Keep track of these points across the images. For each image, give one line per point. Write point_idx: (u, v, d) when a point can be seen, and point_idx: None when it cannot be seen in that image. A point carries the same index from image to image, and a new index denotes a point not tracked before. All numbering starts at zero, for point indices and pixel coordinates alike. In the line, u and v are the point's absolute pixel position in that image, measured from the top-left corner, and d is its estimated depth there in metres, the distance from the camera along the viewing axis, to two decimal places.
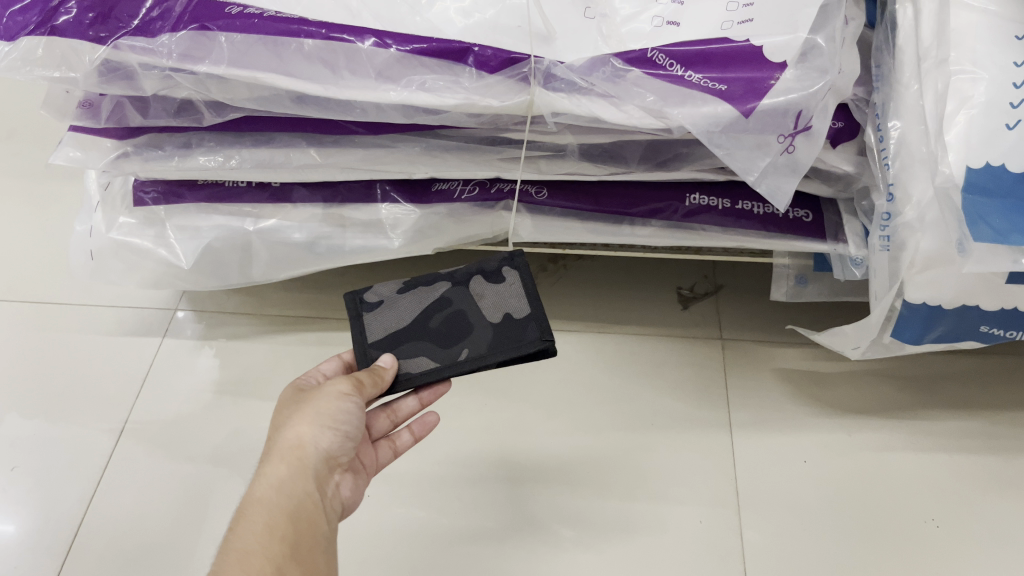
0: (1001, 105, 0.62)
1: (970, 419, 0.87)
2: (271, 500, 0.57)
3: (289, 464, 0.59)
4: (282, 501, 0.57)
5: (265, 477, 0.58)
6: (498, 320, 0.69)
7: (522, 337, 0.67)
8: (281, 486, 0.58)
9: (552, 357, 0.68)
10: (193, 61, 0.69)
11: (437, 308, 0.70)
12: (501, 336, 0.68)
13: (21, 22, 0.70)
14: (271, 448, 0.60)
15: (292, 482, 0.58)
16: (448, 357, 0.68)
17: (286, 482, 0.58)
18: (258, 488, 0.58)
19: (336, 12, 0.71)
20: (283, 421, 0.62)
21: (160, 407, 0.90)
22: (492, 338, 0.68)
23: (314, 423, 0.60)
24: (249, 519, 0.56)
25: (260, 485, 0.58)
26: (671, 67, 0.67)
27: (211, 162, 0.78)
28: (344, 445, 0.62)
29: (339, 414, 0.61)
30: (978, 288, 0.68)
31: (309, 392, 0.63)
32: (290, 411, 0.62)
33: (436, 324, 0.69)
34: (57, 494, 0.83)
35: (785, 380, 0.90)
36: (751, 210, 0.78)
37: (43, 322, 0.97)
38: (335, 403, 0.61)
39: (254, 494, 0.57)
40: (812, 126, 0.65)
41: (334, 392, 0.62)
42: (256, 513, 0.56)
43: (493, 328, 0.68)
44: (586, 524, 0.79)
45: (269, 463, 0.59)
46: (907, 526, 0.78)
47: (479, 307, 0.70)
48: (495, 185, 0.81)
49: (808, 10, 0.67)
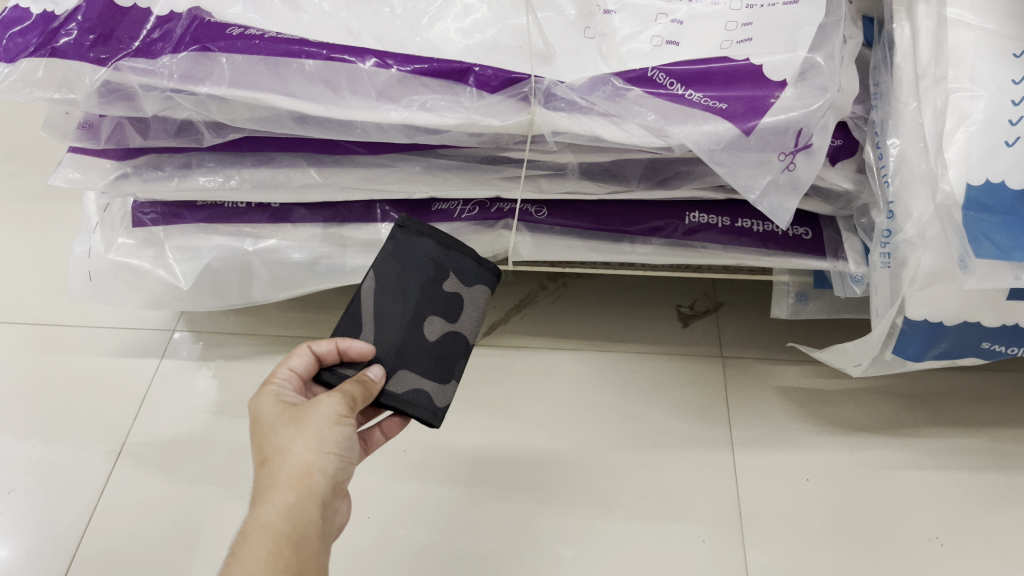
0: (1000, 122, 0.62)
1: (972, 437, 0.86)
2: (277, 529, 0.53)
3: (296, 491, 0.55)
4: (288, 530, 0.53)
5: (270, 504, 0.54)
6: (407, 255, 0.68)
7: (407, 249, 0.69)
8: (289, 515, 0.54)
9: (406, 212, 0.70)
10: (194, 82, 0.69)
11: (425, 322, 0.68)
12: (388, 245, 0.69)
13: (21, 43, 0.71)
14: (274, 470, 0.56)
15: (299, 510, 0.54)
16: (362, 304, 0.68)
17: (293, 509, 0.54)
18: (262, 516, 0.53)
19: (336, 33, 0.72)
20: (283, 442, 0.57)
21: (158, 427, 0.89)
22: (386, 255, 0.68)
23: (320, 448, 0.57)
24: (252, 547, 0.52)
25: (264, 511, 0.54)
26: (671, 86, 0.67)
27: (211, 182, 0.78)
28: (347, 470, 0.59)
29: (342, 440, 0.58)
30: (979, 305, 0.68)
31: (304, 409, 0.58)
32: (288, 429, 0.57)
33: (398, 319, 0.68)
34: (52, 517, 0.82)
35: (787, 398, 0.90)
36: (751, 228, 0.78)
37: (40, 344, 0.96)
38: (335, 429, 0.58)
39: (258, 521, 0.53)
40: (812, 144, 0.65)
41: (333, 411, 0.58)
42: (259, 541, 0.52)
43: (400, 261, 0.68)
44: (588, 546, 0.79)
45: (274, 487, 0.55)
46: (911, 545, 0.78)
47: (423, 279, 0.68)
48: (495, 204, 0.81)
49: (807, 29, 0.67)
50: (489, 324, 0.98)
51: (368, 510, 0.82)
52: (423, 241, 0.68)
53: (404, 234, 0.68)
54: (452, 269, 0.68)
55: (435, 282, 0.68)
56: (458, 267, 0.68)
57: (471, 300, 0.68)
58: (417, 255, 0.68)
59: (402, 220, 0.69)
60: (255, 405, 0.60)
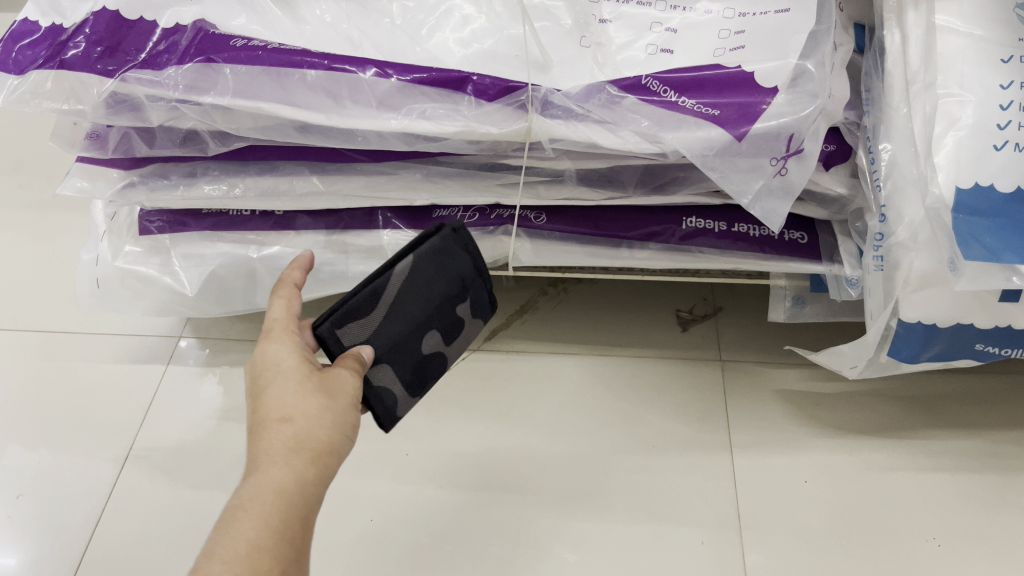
0: (988, 126, 0.64)
1: (969, 439, 0.87)
2: (295, 496, 0.53)
3: (316, 465, 0.55)
4: (303, 502, 0.53)
5: (292, 467, 0.54)
6: (445, 262, 0.68)
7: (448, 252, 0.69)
8: (307, 485, 0.54)
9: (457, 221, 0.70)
10: (198, 93, 0.71)
11: (429, 333, 0.68)
12: (433, 241, 0.68)
13: (30, 56, 0.73)
14: (299, 430, 0.55)
15: (315, 484, 0.55)
16: (387, 282, 0.66)
17: (311, 482, 0.54)
18: (286, 476, 0.53)
19: (338, 43, 0.74)
20: (314, 407, 0.57)
21: (164, 434, 0.90)
22: (427, 250, 0.67)
23: (341, 430, 0.58)
24: (270, 507, 0.51)
25: (285, 472, 0.53)
26: (665, 94, 0.69)
27: (216, 190, 0.80)
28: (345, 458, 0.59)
29: (354, 429, 0.59)
30: (971, 307, 0.69)
31: (331, 386, 0.59)
32: (314, 397, 0.57)
33: (408, 318, 0.67)
34: (60, 523, 0.83)
35: (786, 401, 0.91)
36: (747, 233, 0.79)
37: (47, 352, 0.98)
38: (352, 417, 0.59)
39: (280, 481, 0.53)
40: (804, 149, 0.66)
41: (352, 394, 0.60)
42: (279, 503, 0.52)
43: (436, 262, 0.67)
44: (588, 549, 0.79)
45: (297, 452, 0.54)
46: (908, 546, 0.79)
47: (445, 293, 0.68)
48: (495, 211, 0.82)
49: (798, 36, 0.69)
50: (490, 329, 0.99)
51: (372, 514, 0.83)
52: (464, 258, 0.69)
53: (453, 240, 0.68)
54: (470, 297, 0.70)
55: (452, 301, 0.69)
56: (474, 297, 0.70)
57: (468, 330, 0.71)
58: (451, 265, 0.68)
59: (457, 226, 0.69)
60: (274, 356, 0.59)
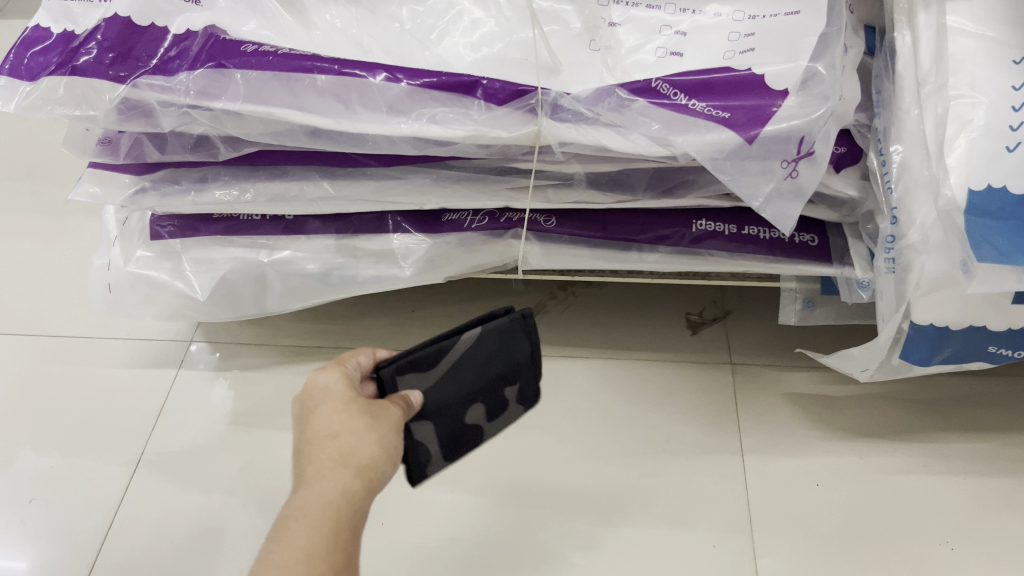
0: (1001, 128, 0.63)
1: (980, 442, 0.87)
2: (338, 508, 0.52)
3: (360, 479, 0.54)
4: (347, 513, 0.52)
5: (336, 482, 0.53)
6: (508, 345, 0.68)
7: (512, 334, 0.68)
8: (349, 498, 0.53)
9: (530, 308, 0.68)
10: (209, 98, 0.71)
11: (473, 405, 0.68)
12: (504, 324, 0.67)
13: (42, 62, 0.74)
14: (348, 446, 0.55)
15: (359, 498, 0.54)
16: (453, 343, 0.65)
17: (355, 495, 0.53)
18: (329, 488, 0.53)
19: (347, 48, 0.74)
20: (360, 428, 0.56)
21: (175, 437, 0.91)
22: (496, 328, 0.67)
23: (383, 446, 0.56)
24: (315, 518, 0.51)
25: (330, 486, 0.53)
26: (675, 97, 0.69)
27: (227, 195, 0.80)
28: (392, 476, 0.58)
29: (400, 445, 0.58)
30: (983, 310, 0.69)
31: (374, 408, 0.58)
32: (356, 417, 0.57)
33: (460, 386, 0.67)
34: (71, 527, 0.84)
35: (796, 405, 0.91)
36: (757, 235, 0.79)
37: (60, 356, 0.98)
38: (397, 434, 0.58)
39: (323, 496, 0.52)
40: (815, 151, 0.66)
41: (398, 418, 0.59)
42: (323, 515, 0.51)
43: (500, 341, 0.67)
44: (598, 553, 0.79)
45: (339, 468, 0.54)
46: (920, 550, 0.78)
47: (499, 370, 0.68)
48: (505, 214, 0.82)
49: (808, 39, 0.69)
50: None
51: (382, 518, 0.83)
52: (524, 343, 0.68)
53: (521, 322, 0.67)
54: (520, 378, 0.69)
55: (501, 382, 0.69)
56: (524, 382, 0.70)
57: (510, 413, 0.70)
58: (512, 347, 0.68)
59: (524, 312, 0.68)
60: (322, 382, 0.60)
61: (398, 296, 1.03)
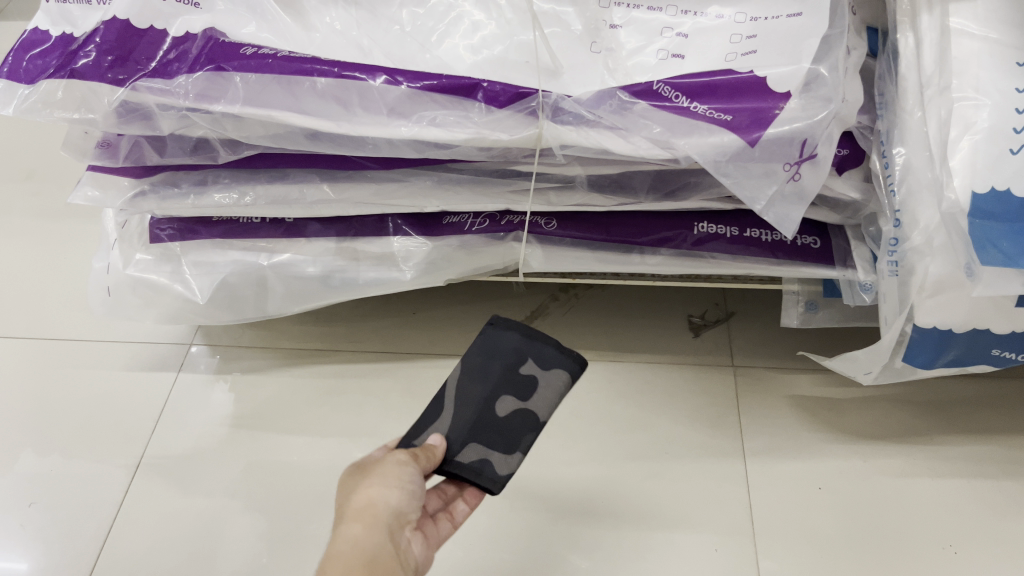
0: (1005, 130, 0.63)
1: (984, 444, 0.86)
2: (349, 554, 0.54)
3: (362, 520, 0.56)
4: (359, 554, 0.54)
5: (342, 534, 0.55)
6: (495, 346, 0.70)
7: (491, 343, 0.70)
8: (357, 541, 0.55)
9: (497, 315, 0.72)
10: (209, 101, 0.71)
11: (498, 399, 0.68)
12: (479, 339, 0.71)
13: (40, 65, 0.73)
14: (347, 502, 0.58)
15: (368, 537, 0.55)
16: (445, 389, 0.70)
17: (362, 536, 0.55)
18: (336, 543, 0.55)
19: (347, 51, 0.74)
20: (356, 483, 0.59)
21: (175, 440, 0.90)
22: (474, 349, 0.70)
23: (381, 484, 0.59)
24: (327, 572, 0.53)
25: (338, 541, 0.55)
26: (677, 99, 0.68)
27: (226, 199, 0.80)
28: (412, 506, 0.60)
29: (404, 475, 0.60)
30: (988, 313, 0.68)
31: (372, 462, 0.61)
32: (354, 478, 0.60)
33: (476, 398, 0.68)
34: (71, 530, 0.83)
35: (799, 407, 0.90)
36: (759, 237, 0.79)
37: (59, 359, 0.98)
38: (398, 467, 0.60)
39: (332, 551, 0.54)
40: (818, 154, 0.65)
41: (398, 456, 0.61)
42: (335, 566, 0.53)
43: (486, 350, 0.70)
44: (601, 556, 0.79)
45: (342, 523, 0.56)
46: (924, 552, 0.78)
47: (504, 366, 0.69)
48: (506, 216, 0.82)
49: (811, 40, 0.68)
50: None
51: None
52: (509, 334, 0.70)
53: (494, 330, 0.71)
54: (532, 355, 0.69)
55: (515, 369, 0.69)
56: (540, 356, 0.69)
57: (548, 381, 0.68)
58: (503, 343, 0.70)
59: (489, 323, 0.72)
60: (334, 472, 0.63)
61: (399, 298, 1.03)
